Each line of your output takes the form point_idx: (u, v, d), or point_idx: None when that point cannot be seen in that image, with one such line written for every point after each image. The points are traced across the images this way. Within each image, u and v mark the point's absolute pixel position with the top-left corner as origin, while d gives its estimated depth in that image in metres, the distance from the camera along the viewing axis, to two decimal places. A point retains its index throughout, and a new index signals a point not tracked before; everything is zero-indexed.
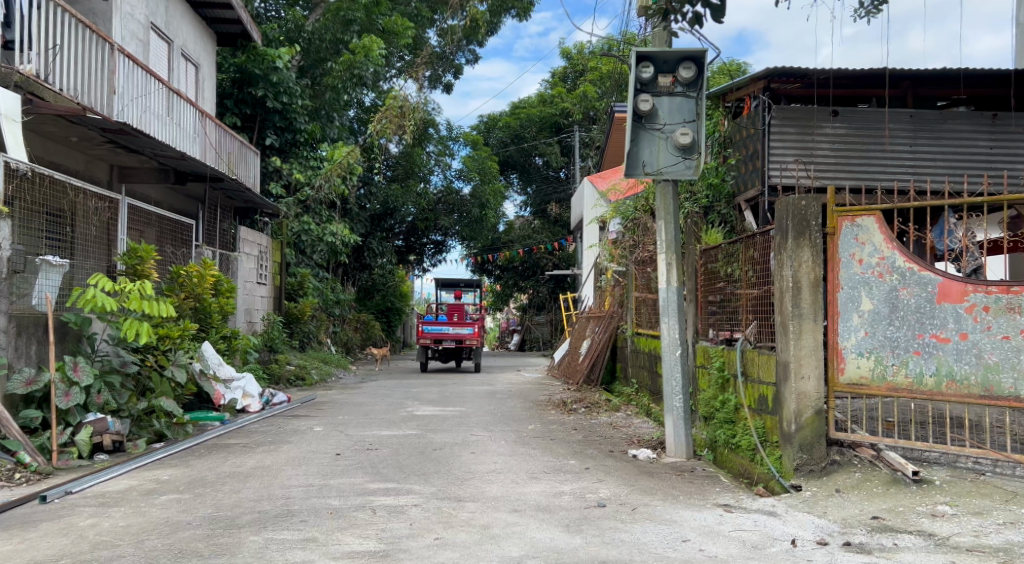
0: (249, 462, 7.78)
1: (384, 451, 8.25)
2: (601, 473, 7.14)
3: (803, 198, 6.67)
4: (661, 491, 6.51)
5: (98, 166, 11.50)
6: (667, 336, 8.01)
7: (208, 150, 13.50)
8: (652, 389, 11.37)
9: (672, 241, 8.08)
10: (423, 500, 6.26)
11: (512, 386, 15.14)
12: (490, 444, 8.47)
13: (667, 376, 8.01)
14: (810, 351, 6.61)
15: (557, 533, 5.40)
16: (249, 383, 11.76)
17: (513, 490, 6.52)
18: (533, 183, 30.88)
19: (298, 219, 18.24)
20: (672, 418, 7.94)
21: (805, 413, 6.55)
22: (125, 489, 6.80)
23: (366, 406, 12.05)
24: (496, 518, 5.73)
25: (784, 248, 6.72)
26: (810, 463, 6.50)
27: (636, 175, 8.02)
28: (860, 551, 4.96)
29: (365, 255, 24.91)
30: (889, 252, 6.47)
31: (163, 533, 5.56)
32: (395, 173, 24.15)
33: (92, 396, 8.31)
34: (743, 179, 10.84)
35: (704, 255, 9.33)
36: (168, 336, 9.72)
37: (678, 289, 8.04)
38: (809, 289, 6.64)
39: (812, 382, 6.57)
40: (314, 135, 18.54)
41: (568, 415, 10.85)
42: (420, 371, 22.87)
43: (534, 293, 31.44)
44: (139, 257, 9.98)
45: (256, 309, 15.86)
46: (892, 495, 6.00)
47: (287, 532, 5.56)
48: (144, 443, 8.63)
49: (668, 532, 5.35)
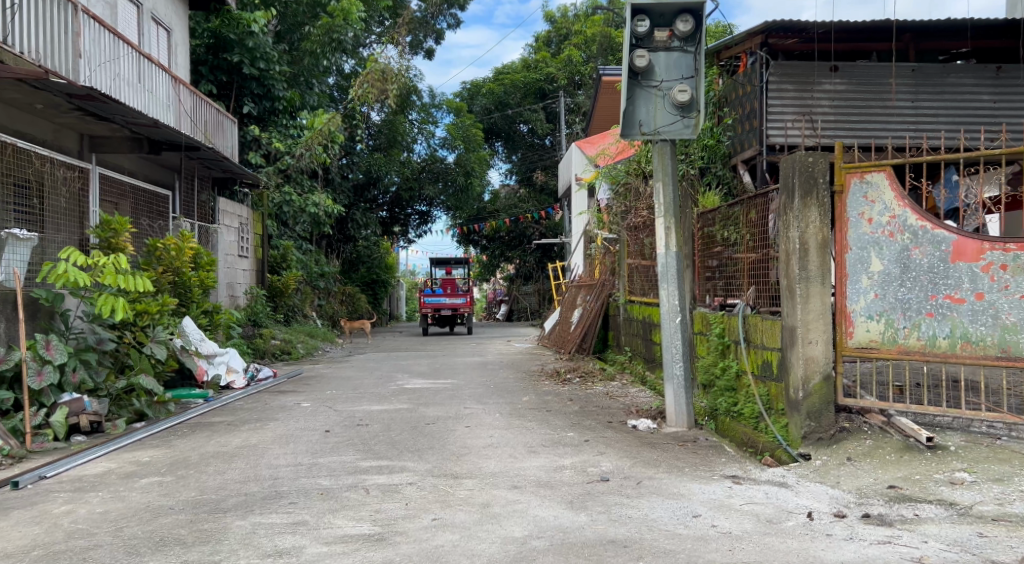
0: (234, 441, 7.46)
1: (375, 426, 7.95)
2: (601, 445, 6.88)
3: (810, 155, 6.32)
4: (665, 463, 6.24)
5: (67, 135, 11.02)
6: (667, 302, 7.75)
7: (182, 118, 13.02)
8: (646, 356, 11.16)
9: (671, 203, 7.75)
10: (419, 478, 5.98)
11: (503, 356, 14.90)
12: (484, 417, 8.19)
13: (666, 343, 7.73)
14: (818, 315, 6.32)
15: (560, 510, 5.12)
16: (233, 357, 11.42)
17: (512, 465, 6.25)
18: (518, 150, 30.50)
19: (279, 190, 17.73)
20: (673, 386, 7.66)
21: (813, 379, 6.29)
22: (104, 472, 6.47)
23: (355, 380, 11.75)
24: (496, 496, 5.47)
25: (791, 209, 6.40)
26: (818, 431, 6.26)
27: (631, 136, 7.71)
28: (881, 524, 4.69)
29: (348, 226, 24.52)
30: (900, 210, 6.18)
31: (143, 520, 5.25)
32: (377, 142, 23.68)
33: (67, 375, 8.00)
34: (740, 139, 10.48)
35: (702, 217, 9.01)
36: (146, 312, 9.33)
37: (677, 253, 7.74)
38: (816, 250, 6.33)
39: (819, 346, 6.30)
40: (294, 103, 17.97)
41: (562, 386, 10.59)
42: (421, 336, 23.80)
43: (520, 262, 31.15)
44: (113, 230, 9.56)
45: (239, 282, 15.50)
46: (906, 462, 5.77)
47: (276, 516, 5.26)
48: (123, 423, 8.30)
49: (677, 507, 5.08)
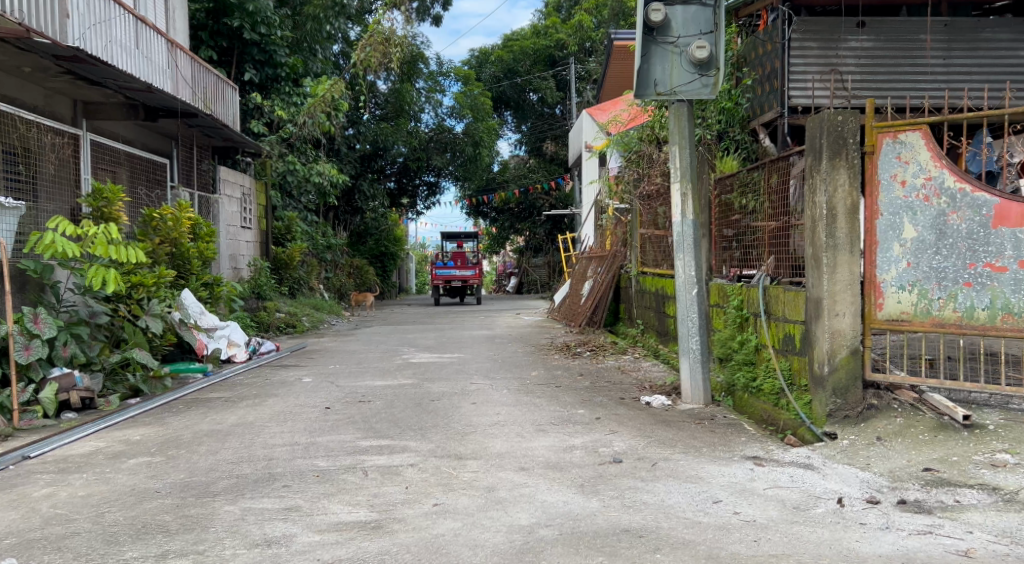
0: (230, 419, 7.14)
1: (376, 403, 7.62)
2: (613, 423, 6.52)
3: (839, 113, 5.91)
4: (682, 443, 5.88)
5: (60, 102, 10.75)
6: (682, 273, 7.36)
7: (181, 84, 12.61)
8: (659, 330, 10.80)
9: (688, 168, 7.33)
10: (421, 459, 5.64)
11: (512, 329, 14.56)
12: (491, 393, 7.85)
13: (682, 316, 7.36)
14: (845, 286, 5.94)
15: (570, 495, 4.78)
16: (234, 331, 11.11)
17: (519, 444, 5.91)
18: (527, 120, 29.91)
19: (282, 159, 17.32)
20: (689, 361, 7.27)
21: (839, 353, 5.92)
22: (91, 452, 6.16)
23: (360, 354, 11.43)
24: (502, 479, 5.13)
25: (818, 171, 6.00)
26: (845, 409, 5.91)
27: (647, 96, 7.30)
28: (919, 512, 4.31)
29: (355, 197, 24.13)
30: (937, 171, 5.76)
31: (127, 504, 4.94)
32: (385, 112, 23.33)
33: (57, 350, 7.71)
34: (760, 101, 9.99)
35: (719, 184, 8.59)
36: (142, 284, 8.96)
37: (694, 220, 7.34)
38: (845, 215, 5.94)
39: (847, 319, 5.92)
40: (297, 70, 17.51)
41: (573, 360, 10.25)
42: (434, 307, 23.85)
43: (530, 234, 30.73)
44: (105, 199, 9.23)
45: (241, 254, 15.19)
46: (942, 443, 5.39)
47: (268, 500, 4.93)
48: (117, 399, 8.01)
49: (695, 491, 4.73)
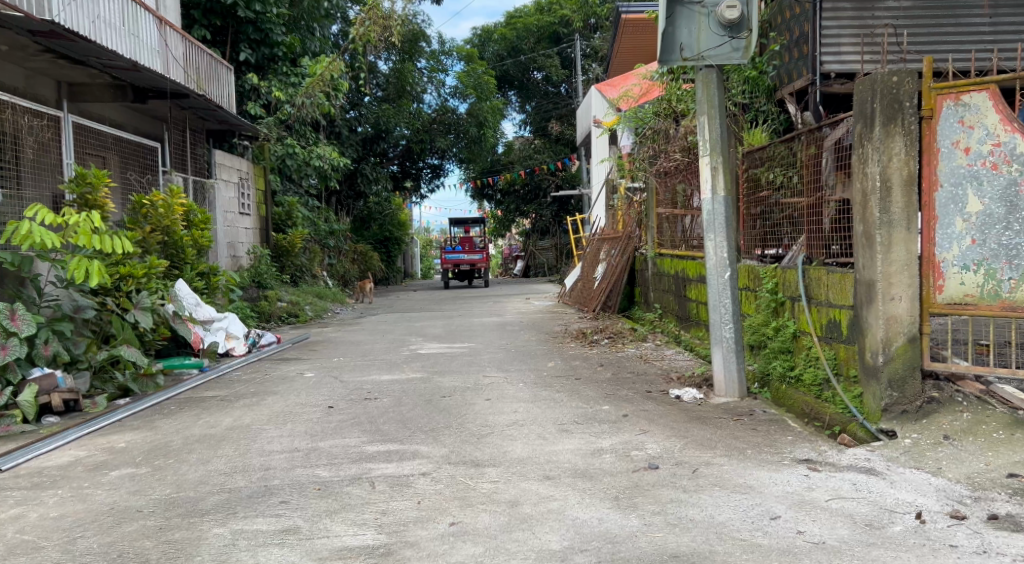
0: (225, 421, 6.57)
1: (384, 400, 7.04)
2: (643, 421, 5.93)
3: (894, 73, 5.28)
4: (723, 445, 5.29)
5: (42, 83, 10.20)
6: (713, 255, 6.76)
7: (172, 64, 11.96)
8: (679, 314, 10.24)
9: (719, 140, 6.72)
10: (434, 467, 5.07)
11: (523, 316, 13.97)
12: (507, 388, 7.27)
13: (713, 302, 6.76)
14: (902, 266, 5.34)
15: (604, 511, 4.23)
16: (233, 323, 10.55)
17: (541, 448, 5.33)
18: (532, 99, 29.21)
19: (281, 142, 16.74)
20: (722, 351, 6.67)
21: (895, 341, 5.33)
22: (69, 463, 5.59)
23: (365, 345, 10.85)
24: (526, 491, 4.56)
25: (870, 139, 5.38)
26: (903, 403, 5.31)
27: (672, 62, 6.70)
28: (1016, 530, 3.79)
29: (358, 181, 23.49)
30: (1007, 136, 5.13)
31: (104, 527, 4.40)
32: (386, 93, 22.77)
33: (38, 348, 7.20)
34: (788, 69, 9.30)
35: (747, 157, 7.93)
36: (131, 275, 8.51)
37: (726, 198, 6.75)
38: (901, 188, 5.33)
39: (903, 303, 5.32)
40: (294, 48, 16.87)
41: (590, 348, 9.66)
42: (440, 290, 23.63)
43: (537, 217, 30.08)
44: (89, 184, 8.67)
45: (240, 242, 14.65)
46: (1021, 443, 4.84)
47: (263, 520, 4.38)
48: (104, 400, 7.47)
49: (748, 504, 4.18)
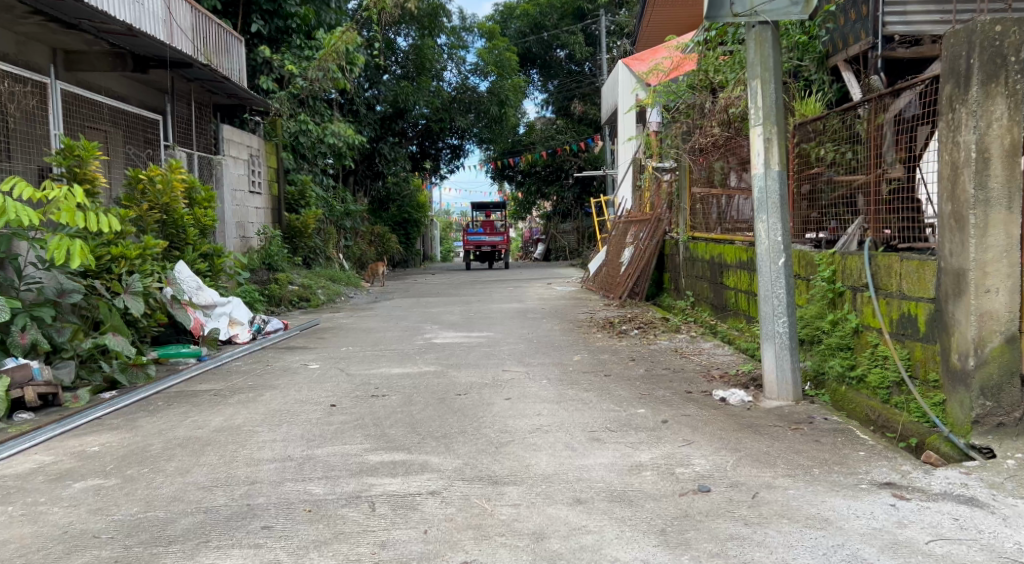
0: (214, 422, 5.85)
1: (392, 398, 6.30)
2: (686, 429, 5.16)
3: (997, 22, 4.45)
4: (783, 461, 4.50)
5: (35, 49, 9.51)
6: (765, 239, 5.94)
7: (177, 34, 11.18)
8: (715, 303, 9.43)
9: (773, 107, 5.88)
10: (447, 483, 4.32)
11: (545, 302, 13.19)
12: (528, 385, 6.49)
13: (765, 292, 5.93)
14: (1000, 252, 4.51)
15: (650, 551, 3.51)
16: (237, 308, 9.81)
17: (570, 462, 4.57)
18: (555, 78, 28.28)
19: (294, 119, 16.04)
20: (775, 348, 5.86)
21: (990, 341, 4.52)
22: (30, 471, 4.90)
23: (376, 333, 10.12)
24: (553, 518, 3.82)
25: (964, 101, 4.55)
26: (999, 413, 4.52)
27: (721, 18, 5.86)
28: None
29: (376, 161, 22.75)
30: None
31: (52, 558, 3.71)
32: (406, 70, 21.79)
33: (14, 337, 6.50)
34: (843, 33, 8.48)
35: (797, 129, 7.06)
36: (124, 256, 7.83)
37: (780, 173, 5.91)
38: (1002, 159, 4.49)
39: (1001, 296, 4.51)
40: (309, 20, 16.07)
41: (619, 340, 8.85)
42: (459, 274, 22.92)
43: (558, 199, 29.23)
44: (78, 157, 7.93)
45: (250, 222, 13.98)
46: None
47: (240, 551, 3.70)
48: (87, 394, 6.76)
49: (828, 546, 3.48)
